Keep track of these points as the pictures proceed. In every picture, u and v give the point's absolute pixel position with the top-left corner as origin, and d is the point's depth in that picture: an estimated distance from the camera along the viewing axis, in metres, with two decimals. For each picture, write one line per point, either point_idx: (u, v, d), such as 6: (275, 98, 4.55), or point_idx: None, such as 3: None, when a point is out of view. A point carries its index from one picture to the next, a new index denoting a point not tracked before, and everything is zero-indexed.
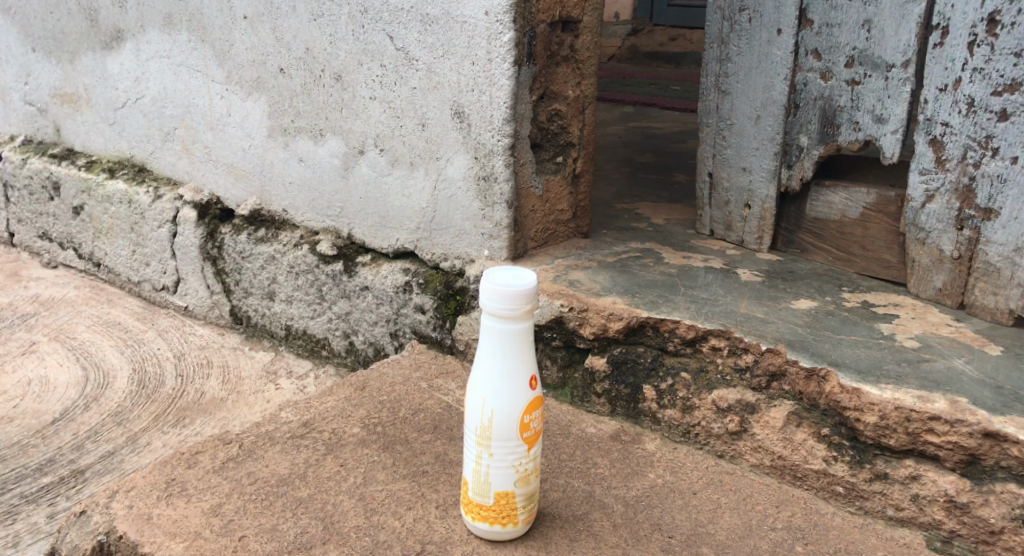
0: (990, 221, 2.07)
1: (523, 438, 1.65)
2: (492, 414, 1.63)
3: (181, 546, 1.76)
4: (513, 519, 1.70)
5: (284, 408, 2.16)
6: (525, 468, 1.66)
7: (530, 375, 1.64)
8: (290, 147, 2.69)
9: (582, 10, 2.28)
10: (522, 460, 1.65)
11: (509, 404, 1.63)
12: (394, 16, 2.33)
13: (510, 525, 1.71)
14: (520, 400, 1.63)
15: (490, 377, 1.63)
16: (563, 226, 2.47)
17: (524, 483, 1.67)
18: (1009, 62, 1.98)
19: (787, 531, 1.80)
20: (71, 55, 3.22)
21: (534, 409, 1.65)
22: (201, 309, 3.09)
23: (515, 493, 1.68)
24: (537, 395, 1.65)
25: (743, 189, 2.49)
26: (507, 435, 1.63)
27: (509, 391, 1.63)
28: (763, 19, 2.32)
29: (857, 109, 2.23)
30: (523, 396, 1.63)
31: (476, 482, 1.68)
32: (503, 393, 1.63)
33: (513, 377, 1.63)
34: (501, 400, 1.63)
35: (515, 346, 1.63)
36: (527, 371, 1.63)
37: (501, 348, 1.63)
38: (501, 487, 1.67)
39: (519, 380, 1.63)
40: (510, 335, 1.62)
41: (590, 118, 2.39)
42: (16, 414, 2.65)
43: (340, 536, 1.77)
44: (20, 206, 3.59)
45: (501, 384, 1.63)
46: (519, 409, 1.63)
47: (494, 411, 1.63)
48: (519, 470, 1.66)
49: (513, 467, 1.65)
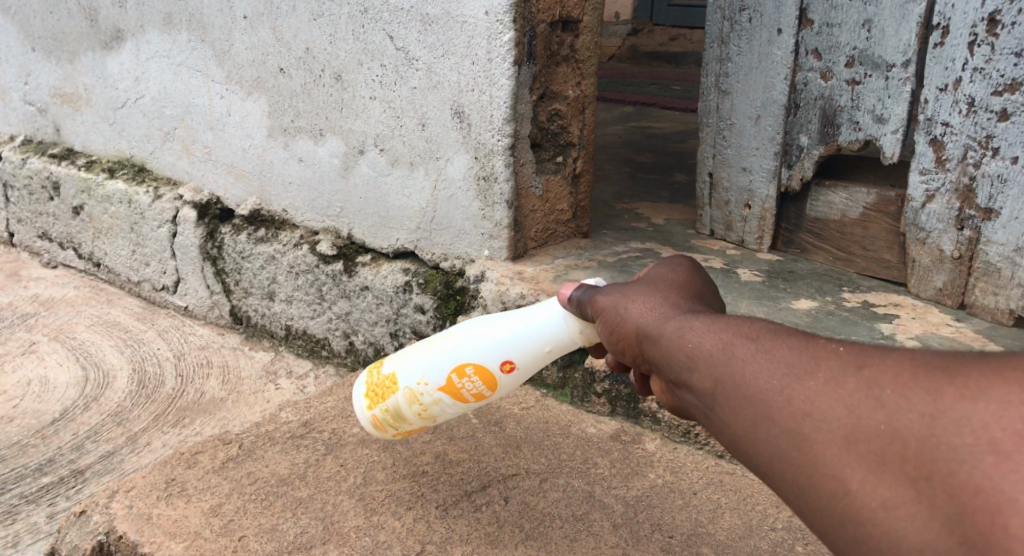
0: (990, 220, 2.07)
1: (449, 378, 1.71)
2: (463, 340, 1.71)
3: (181, 546, 1.75)
4: (377, 402, 1.80)
5: (284, 408, 2.17)
6: (420, 405, 1.75)
7: (510, 360, 1.68)
8: (290, 147, 2.69)
9: (582, 10, 2.27)
10: (428, 395, 1.73)
11: (478, 351, 1.69)
12: (394, 16, 2.33)
13: (373, 406, 1.80)
14: (487, 365, 1.69)
15: (497, 325, 1.71)
16: (563, 227, 2.46)
17: (410, 397, 1.75)
18: (1009, 61, 1.97)
19: (787, 531, 1.79)
20: (71, 54, 3.22)
21: (486, 389, 1.71)
22: (201, 309, 3.09)
23: (397, 393, 1.76)
24: (494, 378, 1.70)
25: (743, 189, 2.49)
26: (446, 361, 1.71)
27: (491, 344, 1.69)
28: (763, 19, 2.32)
29: (857, 109, 2.23)
30: (489, 361, 1.69)
31: (400, 355, 1.78)
32: (487, 341, 1.69)
33: (504, 344, 1.68)
34: (480, 342, 1.70)
35: (535, 330, 1.68)
36: (513, 355, 1.68)
37: (531, 321, 1.69)
38: (398, 379, 1.75)
39: (504, 348, 1.68)
40: (544, 323, 1.67)
41: (590, 118, 2.38)
42: (16, 415, 2.65)
43: (340, 536, 1.76)
44: (20, 206, 3.59)
45: (496, 336, 1.69)
46: (481, 370, 1.69)
47: (466, 340, 1.71)
48: (418, 394, 1.74)
49: (419, 379, 1.73)
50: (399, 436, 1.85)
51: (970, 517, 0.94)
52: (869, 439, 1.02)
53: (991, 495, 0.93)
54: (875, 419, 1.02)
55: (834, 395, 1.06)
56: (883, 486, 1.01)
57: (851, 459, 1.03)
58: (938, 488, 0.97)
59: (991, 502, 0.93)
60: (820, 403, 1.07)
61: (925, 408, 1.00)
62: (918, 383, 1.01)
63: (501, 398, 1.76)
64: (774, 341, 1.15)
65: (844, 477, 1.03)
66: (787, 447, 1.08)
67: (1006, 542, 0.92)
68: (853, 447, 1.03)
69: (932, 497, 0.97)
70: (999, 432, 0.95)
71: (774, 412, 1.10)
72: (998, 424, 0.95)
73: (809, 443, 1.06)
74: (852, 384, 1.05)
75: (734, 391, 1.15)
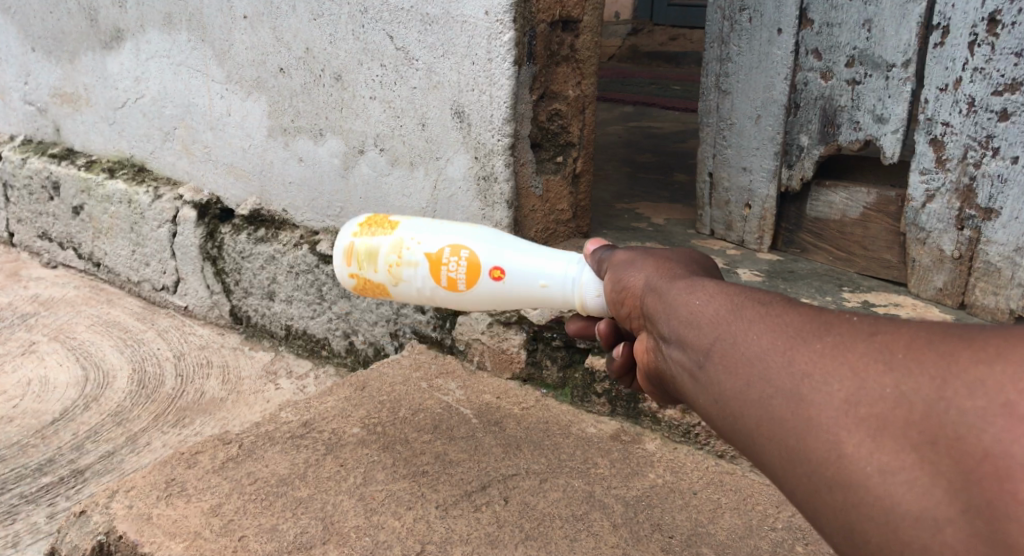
0: (990, 221, 2.07)
1: (441, 250, 1.76)
2: (475, 235, 1.77)
3: (181, 546, 1.75)
4: (363, 235, 1.84)
5: (284, 408, 2.17)
6: (398, 256, 1.79)
7: (500, 269, 1.72)
8: (290, 147, 2.69)
9: (582, 9, 2.27)
10: (412, 255, 1.77)
11: (481, 248, 1.74)
12: (394, 16, 2.33)
13: (357, 237, 1.85)
14: (481, 261, 1.73)
15: (511, 240, 1.75)
16: (563, 226, 2.44)
17: (395, 246, 1.79)
18: (1009, 61, 1.96)
19: (787, 531, 1.79)
20: (71, 54, 3.22)
21: (462, 281, 1.75)
22: (201, 309, 3.09)
23: (387, 236, 1.81)
24: (476, 275, 1.74)
25: (743, 189, 2.49)
26: (448, 241, 1.76)
27: (496, 248, 1.73)
28: (763, 19, 2.32)
29: (858, 109, 2.23)
30: (484, 258, 1.73)
31: (413, 217, 1.84)
32: (494, 245, 1.74)
33: (507, 253, 1.72)
34: (488, 243, 1.75)
35: (542, 258, 1.71)
36: (507, 267, 1.71)
37: (543, 253, 1.72)
38: (400, 228, 1.81)
39: (505, 256, 1.72)
40: (553, 258, 1.70)
41: (590, 118, 2.39)
42: (16, 414, 2.65)
43: (340, 536, 1.76)
44: (20, 206, 3.58)
45: (503, 246, 1.74)
46: (473, 260, 1.74)
47: (477, 236, 1.76)
48: (404, 246, 1.79)
49: (416, 238, 1.78)
50: (350, 287, 1.88)
51: (977, 484, 0.92)
52: (873, 402, 1.00)
53: (999, 459, 0.91)
54: (882, 383, 1.00)
55: (839, 359, 1.04)
56: (882, 450, 0.98)
57: (851, 422, 1.01)
58: (942, 453, 0.94)
59: (1000, 467, 0.90)
60: (823, 367, 1.05)
61: (936, 372, 0.97)
62: (931, 347, 0.99)
63: (463, 306, 1.80)
64: (788, 310, 1.14)
65: (842, 440, 1.01)
66: (785, 411, 1.07)
67: (1014, 508, 0.89)
68: (854, 410, 1.01)
69: (935, 461, 0.95)
70: (1013, 394, 0.91)
71: (778, 375, 1.09)
72: (1012, 387, 0.92)
73: (808, 406, 1.05)
74: (862, 347, 1.03)
75: (739, 355, 1.14)
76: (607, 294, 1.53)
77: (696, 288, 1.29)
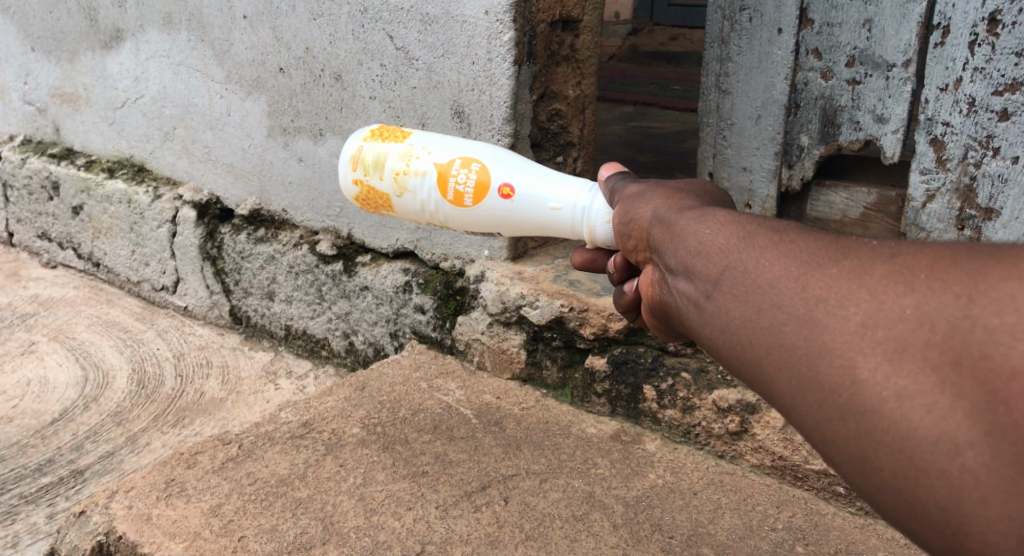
0: (990, 220, 2.08)
1: (450, 161, 1.76)
2: (487, 153, 1.77)
3: (181, 546, 1.75)
4: (375, 138, 1.86)
5: (284, 408, 2.16)
6: (406, 164, 1.79)
7: (509, 188, 1.71)
8: (290, 147, 2.68)
9: (582, 9, 2.26)
10: (423, 162, 1.78)
11: (492, 166, 1.74)
12: (394, 16, 2.33)
13: (367, 142, 1.86)
14: (491, 177, 1.73)
15: (523, 163, 1.75)
16: None
17: (405, 152, 1.80)
18: (1009, 61, 1.97)
19: (787, 531, 1.79)
20: (71, 54, 3.22)
21: (468, 196, 1.74)
22: (201, 309, 3.09)
23: (399, 144, 1.82)
24: (483, 191, 1.73)
25: (743, 189, 2.48)
26: (460, 154, 1.76)
27: (508, 168, 1.73)
28: (764, 19, 2.31)
29: (858, 109, 2.23)
30: (493, 176, 1.73)
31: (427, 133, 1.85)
32: (506, 165, 1.74)
33: (518, 174, 1.72)
34: (500, 162, 1.74)
35: (552, 181, 1.70)
36: (516, 187, 1.71)
37: (554, 176, 1.72)
38: (414, 138, 1.82)
39: (515, 176, 1.72)
40: (562, 182, 1.69)
41: (590, 118, 2.37)
42: (16, 414, 2.65)
43: (340, 536, 1.75)
44: (19, 206, 3.58)
45: (515, 168, 1.73)
46: (483, 175, 1.73)
47: (489, 154, 1.76)
48: (413, 155, 1.79)
49: (428, 147, 1.79)
50: (352, 195, 1.88)
51: (1004, 405, 0.83)
52: (891, 323, 0.91)
53: None
54: (901, 304, 0.91)
55: (855, 282, 0.96)
56: (900, 373, 0.90)
57: (866, 344, 0.92)
58: (965, 374, 0.86)
59: None
60: (839, 291, 0.96)
61: (962, 289, 0.88)
62: (958, 268, 0.90)
63: (464, 224, 1.79)
64: (802, 236, 1.06)
65: (855, 363, 0.93)
66: (797, 339, 0.98)
67: None
68: (869, 333, 0.92)
69: (957, 384, 0.86)
70: None
71: (789, 300, 1.01)
72: None
73: (822, 331, 0.96)
74: (880, 270, 0.95)
75: (747, 282, 1.07)
76: (614, 226, 1.50)
77: (705, 218, 1.21)
